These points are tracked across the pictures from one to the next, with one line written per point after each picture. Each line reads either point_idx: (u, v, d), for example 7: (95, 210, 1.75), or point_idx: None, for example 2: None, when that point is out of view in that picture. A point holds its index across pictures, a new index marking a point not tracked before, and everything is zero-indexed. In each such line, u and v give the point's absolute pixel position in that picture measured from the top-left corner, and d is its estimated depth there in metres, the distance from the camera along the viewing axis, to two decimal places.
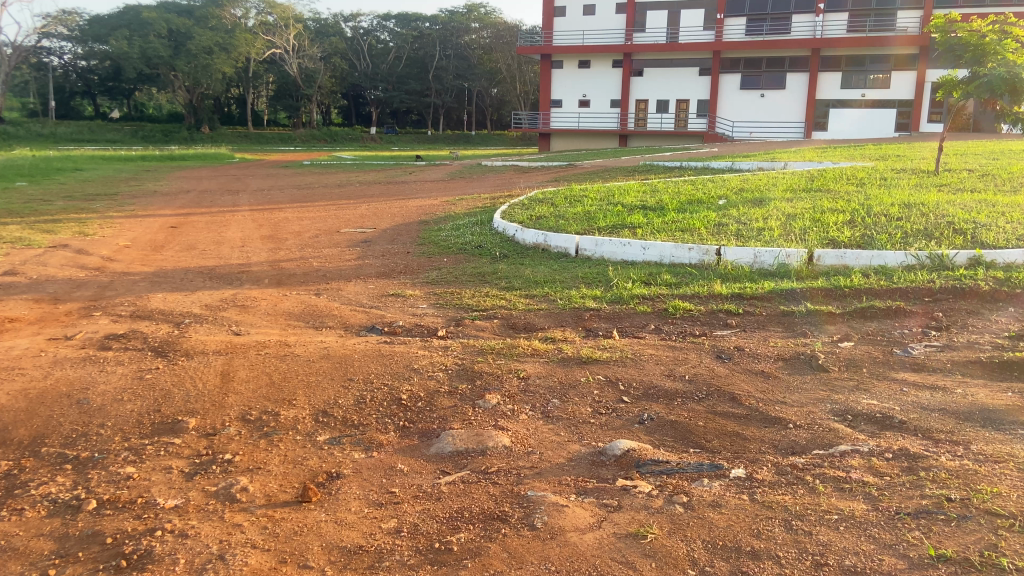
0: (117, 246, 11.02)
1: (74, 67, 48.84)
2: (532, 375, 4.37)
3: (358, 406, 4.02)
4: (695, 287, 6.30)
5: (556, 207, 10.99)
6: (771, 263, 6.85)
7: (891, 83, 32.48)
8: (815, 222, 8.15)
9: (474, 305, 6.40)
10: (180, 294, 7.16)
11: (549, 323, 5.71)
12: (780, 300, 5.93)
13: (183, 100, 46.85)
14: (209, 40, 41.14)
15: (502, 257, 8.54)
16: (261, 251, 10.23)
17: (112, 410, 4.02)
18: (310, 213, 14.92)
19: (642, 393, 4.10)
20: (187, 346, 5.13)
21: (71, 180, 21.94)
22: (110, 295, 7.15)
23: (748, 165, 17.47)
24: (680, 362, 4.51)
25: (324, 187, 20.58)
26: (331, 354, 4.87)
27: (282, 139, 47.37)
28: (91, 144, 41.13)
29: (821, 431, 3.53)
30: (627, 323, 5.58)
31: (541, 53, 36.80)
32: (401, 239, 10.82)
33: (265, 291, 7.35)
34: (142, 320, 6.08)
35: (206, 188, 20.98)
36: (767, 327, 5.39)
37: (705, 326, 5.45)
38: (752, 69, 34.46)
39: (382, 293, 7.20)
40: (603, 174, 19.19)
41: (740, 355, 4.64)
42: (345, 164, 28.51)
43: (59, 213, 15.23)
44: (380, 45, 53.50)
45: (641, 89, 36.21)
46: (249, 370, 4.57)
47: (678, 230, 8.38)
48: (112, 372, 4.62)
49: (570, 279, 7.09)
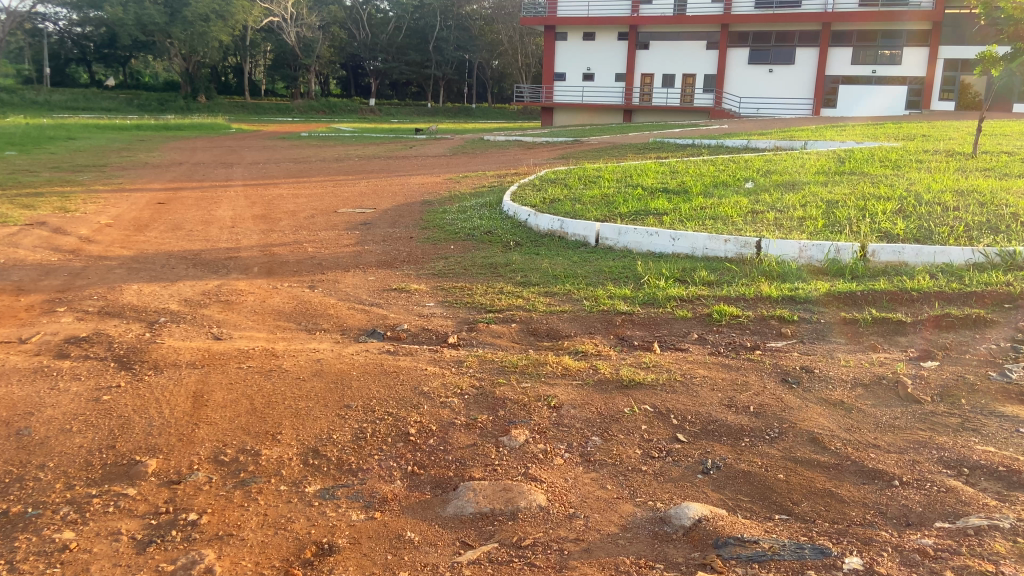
0: (98, 224, 10.27)
1: (69, 33, 47.61)
2: (565, 404, 3.64)
3: (358, 442, 3.33)
4: (737, 288, 5.57)
5: (570, 190, 10.23)
6: (819, 259, 6.13)
7: (904, 59, 31.63)
8: (860, 210, 7.43)
9: (487, 305, 5.67)
10: (158, 285, 6.41)
11: (575, 329, 5.01)
12: (840, 306, 5.18)
13: (180, 67, 45.75)
14: (205, 7, 39.85)
15: (515, 245, 7.83)
16: (253, 233, 9.50)
17: (58, 446, 3.30)
18: (307, 190, 14.14)
19: (701, 431, 3.39)
20: (156, 356, 4.39)
21: (62, 150, 21.11)
22: (80, 285, 6.41)
23: (765, 144, 16.68)
24: (740, 388, 3.78)
25: (322, 161, 19.78)
26: (325, 370, 4.13)
27: (280, 110, 46.27)
28: (86, 112, 40.07)
29: (936, 494, 2.82)
30: (666, 331, 4.85)
31: (544, 24, 35.63)
32: (403, 222, 10.08)
33: (252, 283, 6.62)
34: (111, 317, 5.35)
35: (200, 160, 20.14)
36: (829, 339, 4.67)
37: (756, 336, 4.72)
38: (762, 43, 33.36)
39: (382, 287, 6.46)
40: (612, 151, 18.49)
41: (808, 379, 3.91)
42: (345, 137, 27.60)
43: (43, 185, 14.44)
44: (379, 14, 52.40)
45: (647, 62, 35.14)
46: (226, 391, 3.83)
47: (709, 218, 7.65)
48: (63, 390, 3.88)
49: (593, 273, 6.37)
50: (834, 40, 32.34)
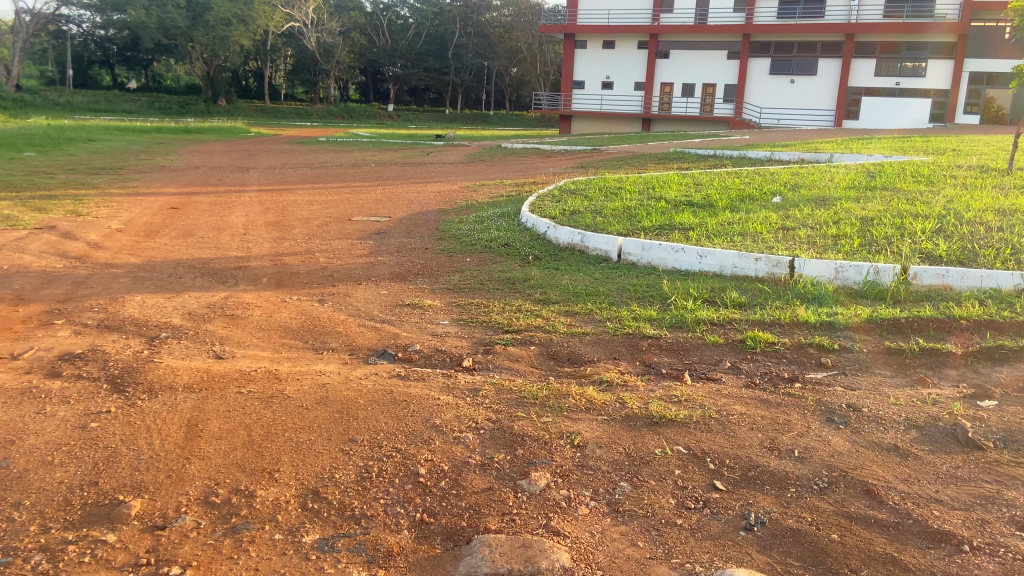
0: (109, 229, 10.07)
1: (92, 36, 47.94)
2: (590, 443, 3.31)
3: (363, 483, 3.03)
4: (771, 311, 5.23)
5: (590, 201, 9.92)
6: (857, 281, 5.80)
7: (928, 72, 31.12)
8: (898, 228, 7.08)
9: (504, 324, 5.37)
10: (162, 296, 6.17)
11: (598, 354, 4.69)
12: (883, 335, 4.84)
13: (200, 71, 45.94)
14: (228, 11, 40.02)
15: (533, 259, 7.53)
16: (265, 241, 9.26)
17: (36, 480, 3.02)
18: (322, 196, 13.92)
19: (741, 478, 3.06)
20: (152, 378, 4.12)
21: (80, 151, 21.06)
22: (82, 295, 6.18)
23: (790, 156, 16.32)
24: (782, 428, 3.45)
25: (338, 166, 19.61)
26: (330, 397, 3.83)
27: (298, 114, 46.29)
28: (108, 114, 40.24)
29: (1011, 562, 2.50)
30: (697, 358, 4.54)
31: (563, 32, 35.44)
32: (418, 231, 9.81)
33: (260, 295, 6.37)
34: (110, 331, 5.10)
35: (216, 164, 20.02)
36: (873, 371, 4.34)
37: (794, 366, 4.41)
38: (784, 53, 32.90)
39: (394, 302, 6.18)
40: (632, 160, 18.19)
41: (857, 419, 3.59)
42: (362, 142, 27.45)
43: (58, 188, 14.31)
44: (399, 21, 52.46)
45: (667, 71, 34.80)
46: (222, 420, 3.55)
47: (737, 234, 7.32)
48: (49, 415, 3.61)
49: (616, 291, 6.07)
50: (857, 51, 31.83)
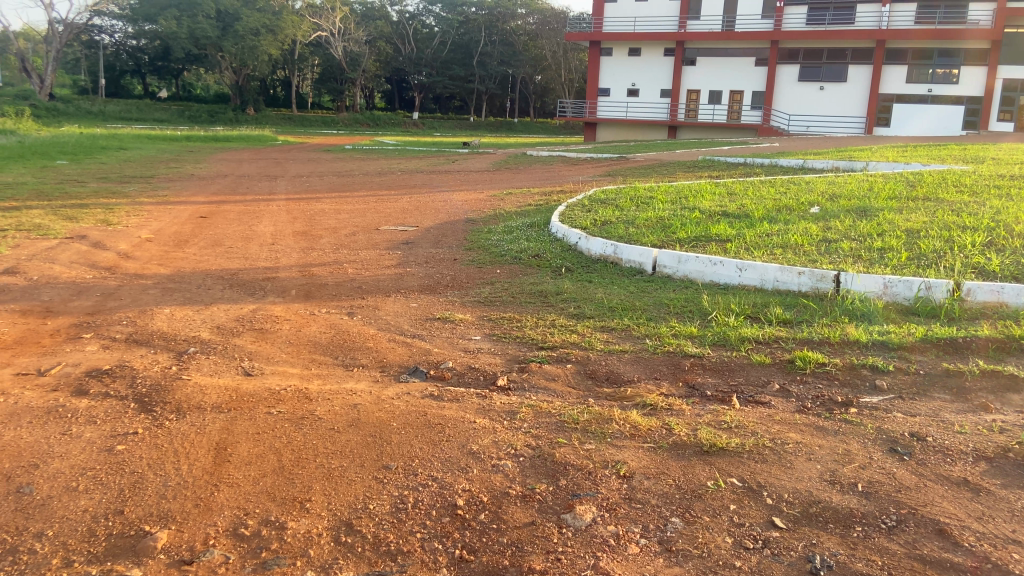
0: (138, 239, 10.08)
1: (123, 46, 48.70)
2: (637, 473, 3.13)
3: (398, 515, 2.87)
4: (819, 330, 5.01)
5: (621, 211, 9.75)
6: (907, 296, 5.56)
7: (961, 78, 30.54)
8: (945, 241, 6.82)
9: (539, 340, 5.19)
10: (191, 308, 6.08)
11: (638, 373, 4.51)
12: (939, 355, 4.60)
13: (229, 80, 46.49)
14: (256, 21, 40.48)
15: (565, 271, 7.36)
16: (293, 251, 9.19)
17: (60, 508, 2.90)
18: (349, 205, 13.86)
19: (802, 515, 2.86)
20: (180, 397, 3.99)
21: (112, 160, 21.29)
22: (111, 307, 6.11)
23: (823, 164, 15.97)
24: (842, 460, 3.25)
25: (364, 174, 19.58)
26: (362, 420, 3.67)
27: (325, 122, 46.60)
28: (138, 123, 40.81)
29: None
30: (743, 380, 4.35)
31: (589, 39, 35.32)
32: (446, 241, 9.69)
33: (289, 307, 6.26)
34: (139, 346, 5.01)
35: (245, 172, 20.12)
36: (932, 396, 4.11)
37: (847, 390, 4.20)
38: (814, 60, 32.47)
39: (424, 316, 6.04)
40: (660, 169, 17.97)
41: (922, 450, 3.37)
42: (388, 150, 27.46)
43: (89, 196, 14.42)
44: (425, 29, 52.69)
45: (694, 79, 34.49)
46: (251, 444, 3.40)
47: (778, 246, 7.09)
48: (74, 437, 3.50)
49: (654, 306, 5.87)
50: (888, 57, 31.33)
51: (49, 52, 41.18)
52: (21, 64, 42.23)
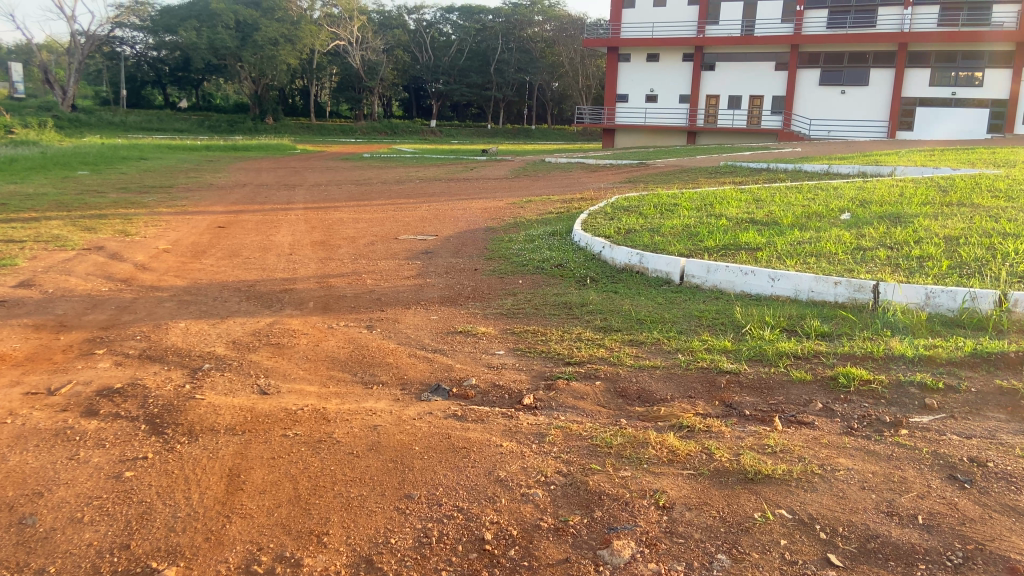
0: (156, 250, 9.98)
1: (145, 58, 49.22)
2: (678, 504, 2.91)
3: (422, 551, 2.66)
4: (862, 344, 4.75)
5: (645, 218, 9.52)
6: (952, 307, 5.30)
7: (985, 81, 30.01)
8: (987, 249, 6.53)
9: (565, 355, 4.98)
10: (207, 322, 5.94)
11: (672, 391, 4.28)
12: (992, 370, 4.32)
13: (249, 90, 46.77)
14: (275, 31, 40.70)
15: (589, 281, 7.16)
16: (311, 261, 9.05)
17: (63, 542, 2.72)
18: (367, 214, 13.72)
19: (860, 551, 2.63)
20: (193, 417, 3.83)
21: (132, 170, 21.33)
22: (125, 321, 5.98)
23: (849, 169, 15.67)
24: (899, 489, 3.01)
25: (383, 183, 19.47)
26: (383, 443, 3.47)
27: (343, 131, 46.72)
28: (159, 133, 41.11)
29: None
30: (783, 398, 4.12)
31: (607, 45, 35.14)
32: (466, 251, 9.50)
33: (307, 321, 6.09)
34: (153, 362, 4.86)
35: (263, 181, 20.07)
36: (986, 415, 3.84)
37: (895, 409, 3.96)
38: (835, 63, 32.05)
39: (445, 328, 5.85)
40: (681, 174, 17.71)
41: (985, 475, 3.10)
42: (406, 158, 27.35)
43: (108, 207, 14.39)
44: (442, 38, 52.80)
45: (713, 83, 34.17)
46: (266, 470, 3.22)
47: (811, 255, 6.84)
48: (81, 461, 3.34)
49: (684, 318, 5.64)
50: (911, 60, 30.86)
51: (72, 63, 41.68)
52: (44, 76, 42.78)
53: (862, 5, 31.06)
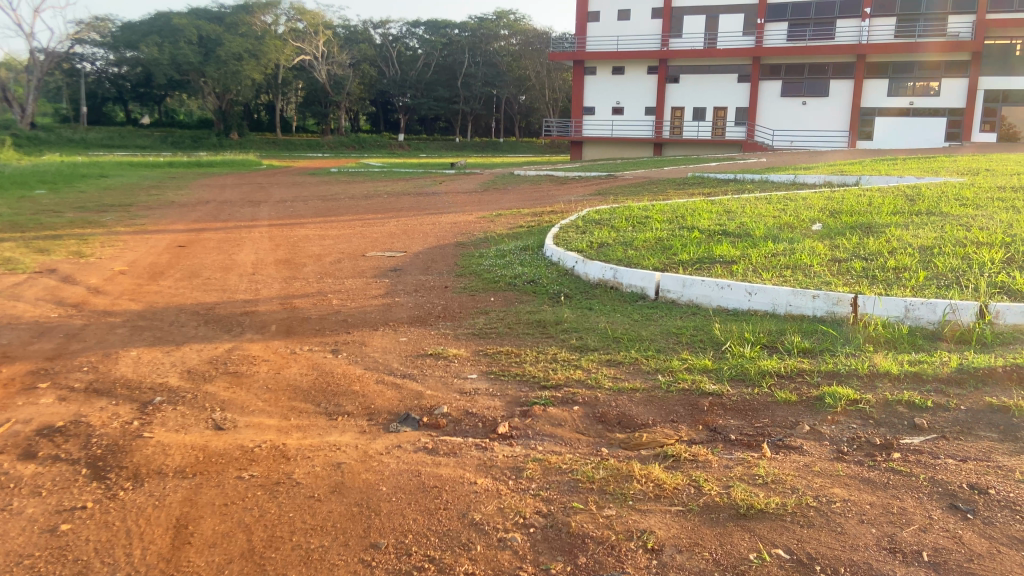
0: (111, 272, 9.59)
1: (106, 74, 48.17)
2: (667, 546, 2.70)
3: None
4: (846, 361, 4.60)
5: (618, 232, 9.37)
6: (932, 320, 5.18)
7: (942, 90, 30.43)
8: (962, 258, 6.46)
9: (541, 378, 4.76)
10: (161, 350, 5.62)
11: (653, 416, 4.08)
12: (980, 387, 4.18)
13: (213, 106, 46.06)
14: (238, 46, 40.24)
15: (563, 298, 6.97)
16: (274, 282, 8.74)
17: None
18: (334, 231, 13.41)
19: None
20: (140, 459, 3.53)
21: (91, 188, 20.75)
22: (73, 351, 5.63)
23: (815, 179, 15.75)
24: (900, 521, 2.82)
25: (350, 198, 19.15)
26: (347, 483, 3.22)
27: (310, 146, 46.24)
28: (121, 150, 40.31)
29: None
30: (769, 421, 3.94)
31: (573, 58, 35.25)
32: (436, 267, 9.27)
33: (268, 346, 5.80)
34: (100, 396, 4.54)
35: (227, 198, 19.62)
36: (979, 435, 3.70)
37: (885, 430, 3.79)
38: (797, 75, 32.45)
39: (415, 351, 5.60)
40: (651, 187, 17.67)
41: (987, 504, 2.94)
42: (374, 172, 27.04)
43: (63, 227, 13.90)
44: (408, 52, 52.70)
45: (678, 95, 34.40)
46: (217, 519, 2.95)
47: (786, 268, 6.73)
48: (13, 513, 3.04)
49: (661, 335, 5.46)
50: (870, 71, 31.31)
51: (30, 80, 40.74)
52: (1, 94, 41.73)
53: (821, 17, 31.58)
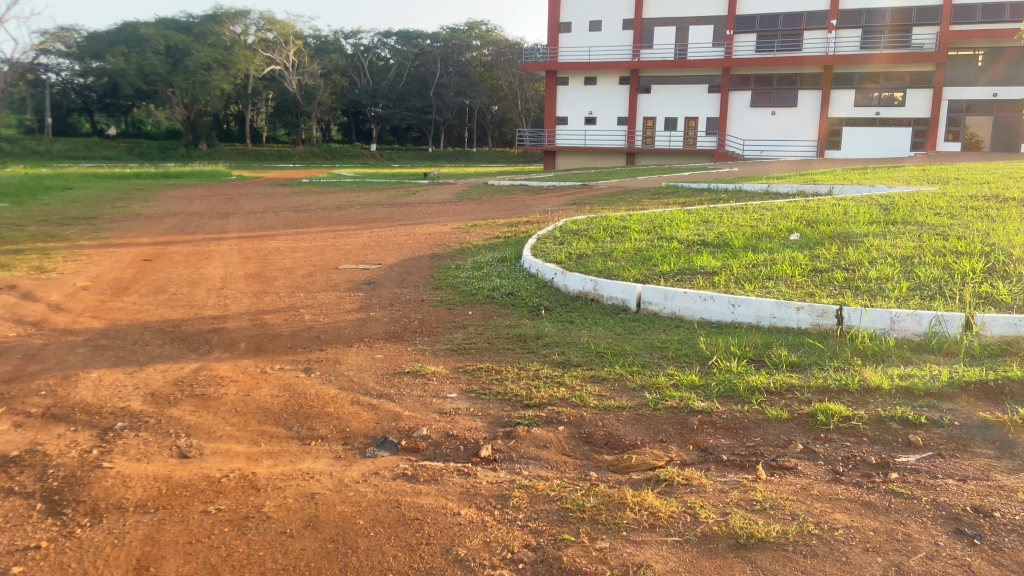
0: (74, 287, 9.26)
1: (71, 84, 47.30)
2: None
3: None
4: (835, 376, 4.49)
5: (596, 242, 9.24)
6: (919, 331, 5.10)
7: (908, 100, 30.84)
8: (944, 268, 6.42)
9: (523, 397, 4.58)
10: (124, 371, 5.37)
11: (641, 436, 3.92)
12: (972, 403, 4.08)
13: (181, 116, 45.35)
14: (207, 56, 39.74)
15: (543, 311, 6.81)
16: (244, 296, 8.49)
17: None
18: (305, 243, 13.14)
19: None
20: (99, 492, 3.30)
21: (55, 200, 20.23)
22: (30, 373, 5.35)
23: (788, 188, 15.78)
24: (906, 550, 2.69)
25: (322, 209, 18.85)
26: (321, 517, 3.02)
27: (281, 157, 45.74)
28: (86, 161, 39.54)
29: None
30: (761, 440, 3.81)
31: (545, 69, 35.29)
32: (411, 280, 9.07)
33: (237, 365, 5.57)
34: (57, 422, 4.29)
35: (195, 210, 19.22)
36: (976, 452, 3.59)
37: (880, 449, 3.67)
38: (766, 85, 32.76)
39: (391, 369, 5.40)
40: (626, 196, 17.62)
41: (994, 529, 2.82)
42: (346, 183, 26.73)
43: (24, 241, 13.48)
44: (380, 62, 52.39)
45: (650, 105, 34.55)
46: (181, 560, 2.74)
47: (769, 279, 6.63)
48: None
49: (645, 349, 5.32)
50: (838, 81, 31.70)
51: None
52: None
53: (789, 29, 32.04)
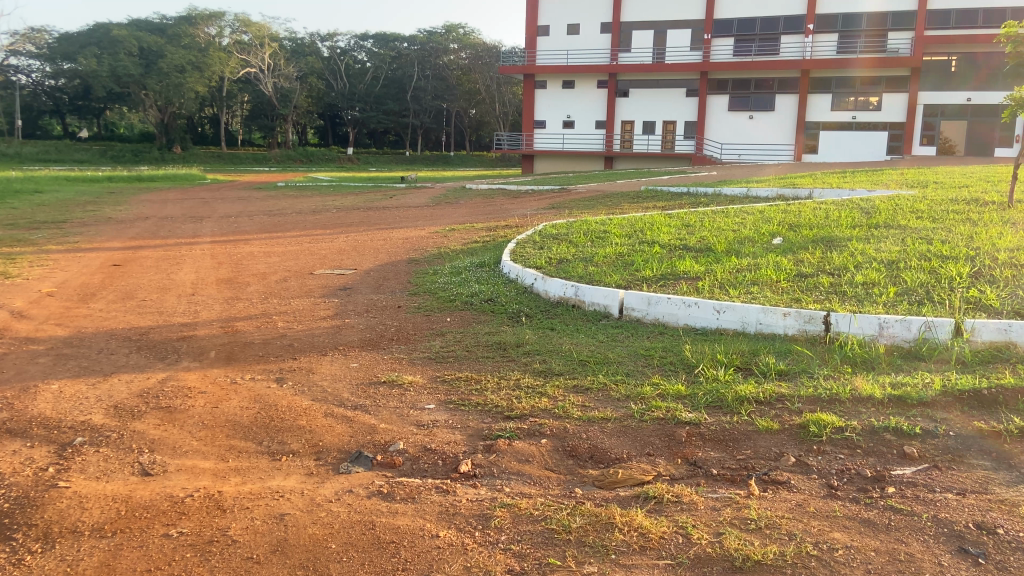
0: (39, 294, 8.95)
1: (42, 86, 46.52)
2: None
3: None
4: (825, 385, 4.36)
5: (576, 247, 9.09)
6: (908, 338, 5.00)
7: (883, 104, 31.12)
8: (929, 273, 6.35)
9: (504, 408, 4.41)
10: (86, 382, 5.13)
11: (628, 449, 3.77)
12: (965, 412, 3.98)
13: (154, 119, 44.69)
14: (181, 58, 39.23)
15: (523, 317, 6.65)
16: (215, 302, 8.25)
17: None
18: (280, 247, 12.89)
19: None
20: (51, 515, 3.08)
21: (23, 204, 19.76)
22: None
23: (766, 192, 15.75)
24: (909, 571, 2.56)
25: (298, 213, 18.57)
26: (291, 541, 2.83)
27: (257, 160, 45.23)
28: (57, 164, 38.84)
29: None
30: (751, 452, 3.67)
31: (523, 72, 35.22)
32: (387, 286, 8.87)
33: (206, 375, 5.35)
34: (9, 437, 4.04)
35: (168, 214, 18.86)
36: (971, 463, 3.48)
37: (875, 461, 3.55)
38: (743, 89, 32.92)
39: (367, 378, 5.20)
40: (605, 200, 17.50)
41: (998, 547, 2.70)
42: (322, 186, 26.41)
43: None
44: (357, 65, 52.03)
45: (628, 109, 34.58)
46: None
47: (753, 284, 6.52)
48: None
49: (629, 357, 5.18)
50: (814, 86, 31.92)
51: None
52: None
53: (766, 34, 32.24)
